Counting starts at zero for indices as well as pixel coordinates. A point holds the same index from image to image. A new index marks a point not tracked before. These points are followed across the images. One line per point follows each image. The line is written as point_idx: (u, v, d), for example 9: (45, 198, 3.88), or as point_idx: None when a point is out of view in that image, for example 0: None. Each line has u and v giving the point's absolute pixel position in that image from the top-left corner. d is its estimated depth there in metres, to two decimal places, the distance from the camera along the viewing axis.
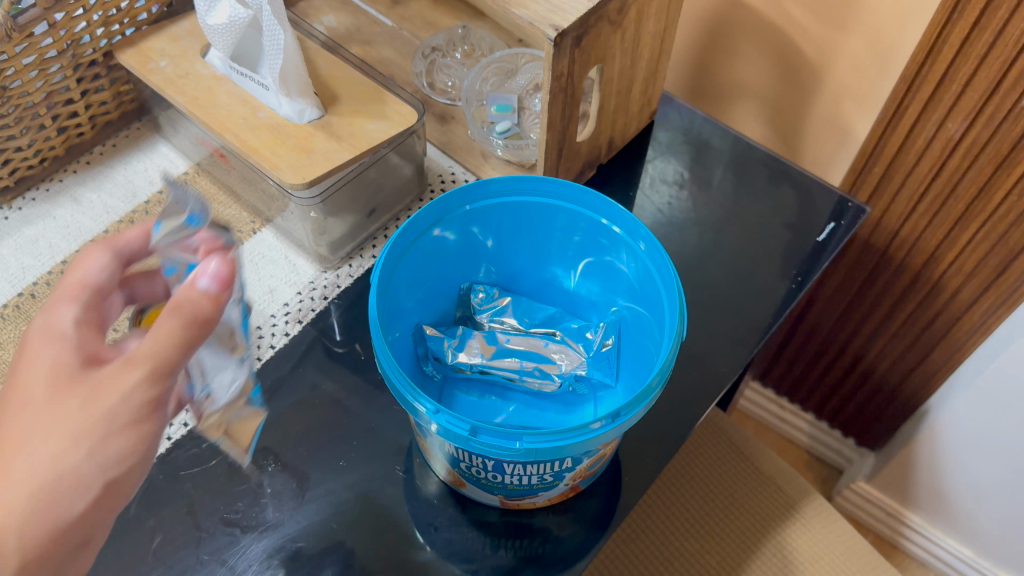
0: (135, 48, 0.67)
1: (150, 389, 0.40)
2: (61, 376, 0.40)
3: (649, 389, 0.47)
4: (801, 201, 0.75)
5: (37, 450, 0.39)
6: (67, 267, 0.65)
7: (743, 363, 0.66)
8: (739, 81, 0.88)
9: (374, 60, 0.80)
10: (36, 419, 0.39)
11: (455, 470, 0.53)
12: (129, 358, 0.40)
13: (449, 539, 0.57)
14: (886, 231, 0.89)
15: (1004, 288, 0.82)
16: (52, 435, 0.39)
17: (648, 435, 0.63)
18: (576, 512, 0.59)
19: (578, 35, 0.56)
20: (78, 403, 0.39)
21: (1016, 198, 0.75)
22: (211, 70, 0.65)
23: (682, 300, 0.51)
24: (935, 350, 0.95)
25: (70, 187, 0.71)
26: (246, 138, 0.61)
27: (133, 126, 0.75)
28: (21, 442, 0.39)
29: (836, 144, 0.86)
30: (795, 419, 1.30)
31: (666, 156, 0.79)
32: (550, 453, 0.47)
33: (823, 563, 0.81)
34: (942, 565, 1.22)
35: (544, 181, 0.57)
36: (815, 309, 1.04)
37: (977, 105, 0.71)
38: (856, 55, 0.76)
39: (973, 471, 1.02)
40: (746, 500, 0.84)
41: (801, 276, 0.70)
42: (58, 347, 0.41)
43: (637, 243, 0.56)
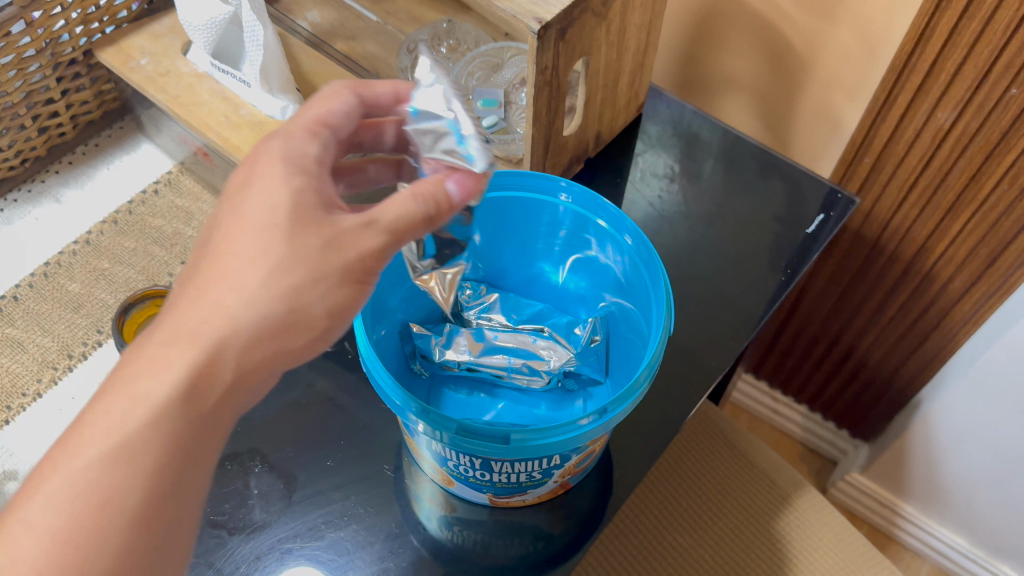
0: (115, 46, 0.66)
1: (377, 260, 0.40)
2: (282, 215, 0.38)
3: (636, 385, 0.47)
4: (790, 192, 0.74)
5: (259, 280, 0.37)
6: (50, 269, 0.65)
7: (734, 356, 0.66)
8: (728, 73, 0.87)
9: (358, 55, 0.79)
10: (263, 248, 0.38)
11: (443, 469, 0.53)
12: (371, 222, 0.40)
13: (440, 538, 0.56)
14: (877, 222, 0.88)
15: (996, 277, 0.82)
16: (268, 263, 0.38)
17: (638, 430, 0.62)
18: (567, 509, 0.59)
19: (562, 28, 0.55)
20: (315, 243, 0.38)
21: (1007, 187, 0.75)
22: (192, 68, 0.65)
23: (668, 292, 0.51)
24: (928, 341, 0.94)
25: (52, 188, 0.70)
26: (229, 136, 0.60)
27: (115, 125, 0.74)
28: (232, 266, 0.38)
29: (826, 134, 0.85)
30: (789, 411, 1.30)
31: (656, 149, 0.79)
32: (536, 450, 0.46)
33: (817, 554, 0.81)
34: (937, 556, 1.22)
35: (530, 176, 0.56)
36: (807, 301, 1.03)
37: (967, 94, 0.71)
38: (844, 45, 0.76)
39: (967, 460, 1.02)
40: (739, 493, 0.84)
41: (791, 268, 0.69)
42: (294, 179, 0.40)
43: (623, 236, 0.56)
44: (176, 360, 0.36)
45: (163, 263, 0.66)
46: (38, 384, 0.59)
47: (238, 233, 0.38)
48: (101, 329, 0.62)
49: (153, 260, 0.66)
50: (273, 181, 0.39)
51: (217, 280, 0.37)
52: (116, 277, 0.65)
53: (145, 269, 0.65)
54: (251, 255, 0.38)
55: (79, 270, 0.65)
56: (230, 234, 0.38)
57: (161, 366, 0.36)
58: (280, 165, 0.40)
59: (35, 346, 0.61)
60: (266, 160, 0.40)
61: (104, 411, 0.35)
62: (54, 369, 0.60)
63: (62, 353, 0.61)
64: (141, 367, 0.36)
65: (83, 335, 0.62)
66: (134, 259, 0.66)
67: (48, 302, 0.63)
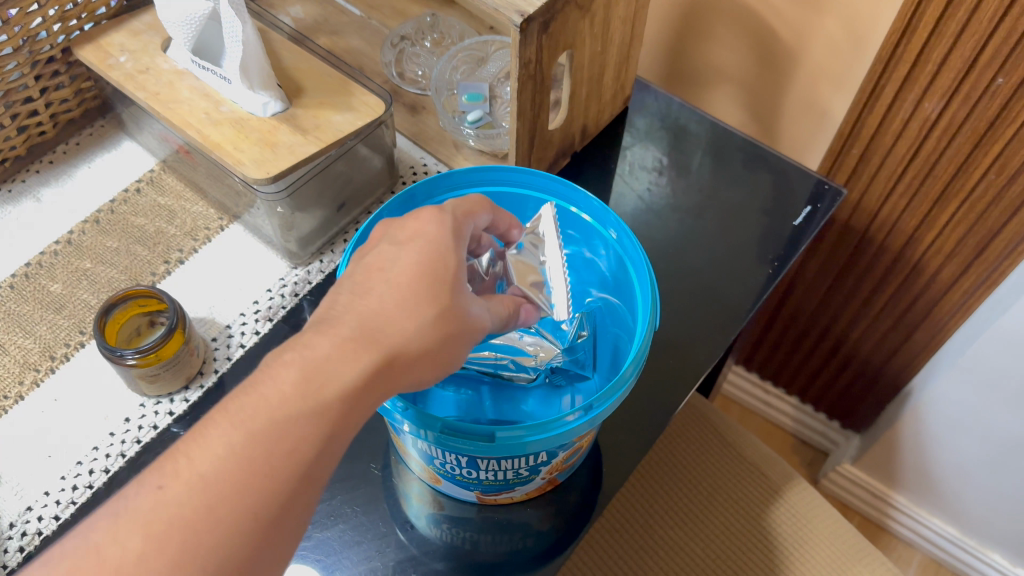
0: (94, 43, 0.65)
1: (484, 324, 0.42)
2: (448, 273, 0.40)
3: (623, 380, 0.47)
4: (777, 184, 0.74)
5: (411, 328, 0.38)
6: (31, 270, 0.64)
7: (722, 349, 0.65)
8: (715, 65, 0.86)
9: (342, 50, 0.78)
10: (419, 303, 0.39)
11: (430, 468, 0.52)
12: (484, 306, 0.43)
13: (428, 536, 0.56)
14: (865, 213, 0.88)
15: (985, 267, 0.82)
16: (434, 308, 0.39)
17: (627, 425, 0.62)
18: (556, 505, 0.58)
19: (545, 20, 0.54)
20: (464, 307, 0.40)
21: (994, 177, 0.75)
22: (173, 65, 0.64)
23: (653, 282, 0.51)
24: (917, 331, 0.94)
25: (33, 188, 0.69)
26: (209, 133, 0.59)
27: (96, 124, 0.74)
28: (399, 304, 0.39)
29: (814, 126, 0.85)
30: (780, 402, 1.30)
31: (644, 142, 0.78)
32: (522, 447, 0.46)
33: (808, 546, 0.81)
34: (929, 545, 1.23)
35: (516, 171, 0.56)
36: (797, 293, 1.03)
37: (953, 84, 0.71)
38: (831, 36, 0.75)
39: (957, 450, 1.02)
40: (729, 486, 0.83)
41: (778, 261, 0.69)
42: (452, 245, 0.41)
43: (607, 231, 0.56)
44: (358, 356, 0.37)
45: (146, 263, 0.65)
46: (20, 387, 0.58)
47: (407, 271, 0.40)
48: (83, 330, 0.61)
49: (135, 260, 0.65)
50: (433, 234, 0.41)
51: (390, 298, 0.39)
52: (98, 277, 0.64)
53: (128, 268, 0.65)
54: (414, 294, 0.39)
55: (61, 271, 0.64)
56: (402, 266, 0.40)
57: (342, 359, 0.36)
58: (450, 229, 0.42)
59: (16, 348, 0.60)
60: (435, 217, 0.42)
61: (278, 377, 0.35)
62: (36, 370, 0.59)
63: (44, 355, 0.60)
64: (323, 352, 0.36)
65: (65, 336, 0.61)
66: (116, 259, 0.65)
67: (30, 303, 0.62)
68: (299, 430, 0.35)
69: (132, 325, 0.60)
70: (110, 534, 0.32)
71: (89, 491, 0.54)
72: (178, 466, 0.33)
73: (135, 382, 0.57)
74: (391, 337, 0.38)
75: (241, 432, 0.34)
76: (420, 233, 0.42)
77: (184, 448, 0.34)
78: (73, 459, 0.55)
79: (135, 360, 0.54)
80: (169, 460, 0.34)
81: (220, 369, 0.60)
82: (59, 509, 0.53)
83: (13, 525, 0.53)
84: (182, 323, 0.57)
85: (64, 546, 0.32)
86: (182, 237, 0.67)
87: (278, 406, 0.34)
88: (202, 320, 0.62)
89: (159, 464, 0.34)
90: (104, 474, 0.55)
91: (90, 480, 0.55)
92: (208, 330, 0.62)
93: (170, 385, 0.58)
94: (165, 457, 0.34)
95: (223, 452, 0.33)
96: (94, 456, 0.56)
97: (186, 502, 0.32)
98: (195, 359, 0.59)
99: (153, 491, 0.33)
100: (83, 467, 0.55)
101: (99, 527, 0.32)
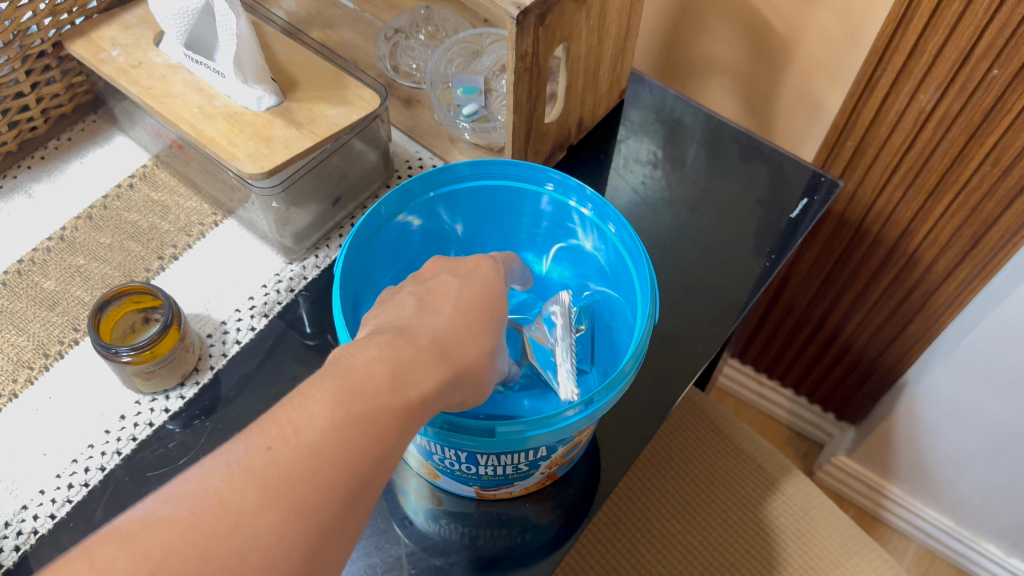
0: (85, 38, 0.64)
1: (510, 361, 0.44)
2: (498, 312, 0.43)
3: (623, 375, 0.46)
4: (773, 176, 0.74)
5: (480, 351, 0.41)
6: (23, 267, 0.63)
7: (719, 342, 0.65)
8: (709, 57, 0.86)
9: (335, 44, 0.78)
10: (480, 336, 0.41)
11: (428, 463, 0.52)
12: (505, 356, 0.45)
13: (427, 532, 0.56)
14: (861, 205, 0.88)
15: (980, 258, 0.82)
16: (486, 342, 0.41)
17: (624, 418, 0.62)
18: (555, 499, 0.58)
19: (541, 13, 0.54)
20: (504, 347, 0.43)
21: (989, 168, 0.75)
22: (165, 59, 0.63)
23: (653, 280, 0.50)
24: (912, 323, 0.95)
25: (25, 184, 0.68)
26: (203, 127, 0.59)
27: (88, 118, 0.73)
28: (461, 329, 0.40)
29: (809, 117, 0.85)
30: (775, 395, 1.30)
31: (639, 135, 0.78)
32: (521, 442, 0.46)
33: (805, 538, 0.81)
34: (924, 536, 1.23)
35: (515, 165, 0.56)
36: (791, 285, 1.03)
37: (949, 75, 0.71)
38: (826, 28, 0.75)
39: (951, 440, 1.02)
40: (726, 478, 0.83)
41: (775, 253, 0.69)
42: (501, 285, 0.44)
43: (606, 224, 0.55)
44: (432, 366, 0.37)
45: (140, 259, 0.65)
46: (14, 384, 0.58)
47: (471, 300, 0.42)
48: (78, 327, 0.61)
49: (129, 256, 0.65)
50: (491, 275, 0.45)
51: (458, 323, 0.41)
52: (92, 274, 0.64)
53: (122, 264, 0.64)
54: (475, 323, 0.41)
55: (53, 267, 0.64)
56: (465, 295, 0.42)
57: (422, 367, 0.37)
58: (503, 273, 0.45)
59: (9, 345, 0.60)
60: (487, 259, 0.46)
61: (368, 366, 0.35)
62: (30, 368, 0.59)
63: (38, 352, 0.59)
64: (407, 355, 0.37)
65: (59, 333, 0.60)
66: (110, 256, 0.65)
67: (22, 300, 0.62)
68: (387, 421, 0.35)
69: (126, 322, 0.59)
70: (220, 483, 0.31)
71: (85, 489, 0.54)
72: (285, 431, 0.33)
73: (130, 380, 0.56)
74: (461, 357, 0.39)
75: (343, 409, 0.34)
76: (478, 272, 0.45)
77: (288, 415, 0.33)
78: (68, 457, 0.55)
79: (130, 357, 0.53)
80: (275, 423, 0.33)
81: (216, 365, 0.60)
82: (55, 508, 0.53)
83: (9, 524, 0.52)
84: (177, 320, 0.56)
85: (175, 490, 0.31)
86: (176, 232, 0.66)
87: (372, 394, 0.35)
88: (197, 317, 0.62)
89: (263, 425, 0.33)
90: (100, 472, 0.55)
91: (86, 478, 0.54)
92: (203, 327, 0.62)
93: (166, 382, 0.58)
94: (270, 419, 0.33)
95: (326, 424, 0.33)
96: (90, 454, 0.55)
97: (294, 463, 0.32)
98: (191, 356, 0.58)
99: (263, 451, 0.32)
100: (79, 464, 0.55)
101: (215, 475, 0.31)
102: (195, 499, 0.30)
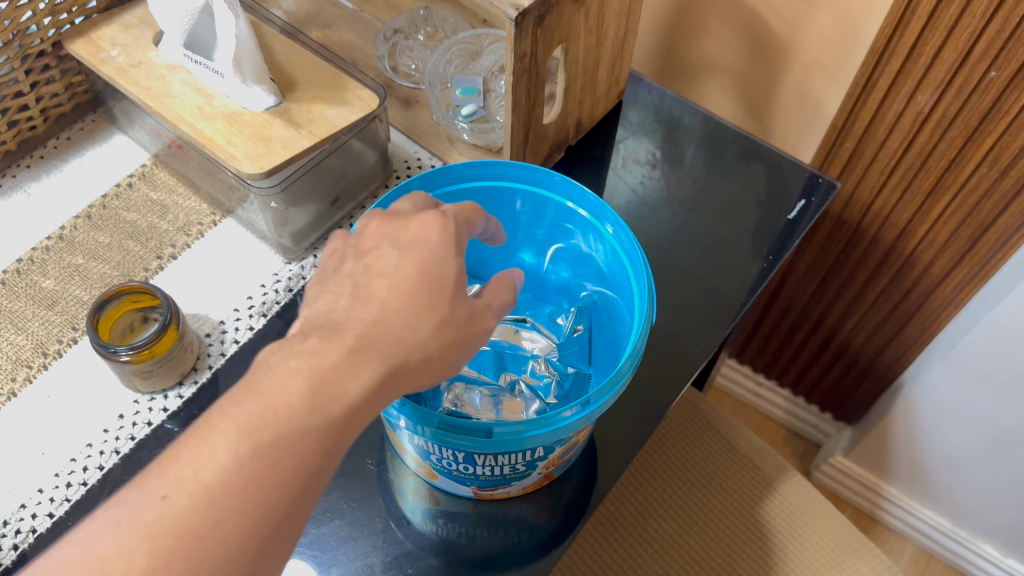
0: (84, 37, 0.64)
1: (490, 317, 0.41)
2: (447, 282, 0.39)
3: (619, 375, 0.46)
4: (771, 177, 0.74)
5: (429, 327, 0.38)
6: (22, 266, 0.63)
7: (716, 343, 0.65)
8: (707, 58, 0.86)
9: (334, 44, 0.78)
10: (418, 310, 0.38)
11: (426, 463, 0.52)
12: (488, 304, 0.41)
13: (424, 532, 0.56)
14: (858, 206, 0.88)
15: (977, 259, 0.82)
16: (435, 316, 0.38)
17: (622, 419, 0.62)
18: (552, 499, 0.58)
19: (540, 14, 0.54)
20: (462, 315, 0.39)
21: (986, 170, 0.75)
22: (165, 59, 0.63)
23: (651, 283, 0.51)
24: (910, 323, 0.95)
25: (23, 183, 0.68)
26: (202, 127, 0.59)
27: (87, 118, 0.73)
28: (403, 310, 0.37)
29: (807, 118, 0.85)
30: (772, 395, 1.30)
31: (637, 136, 0.78)
32: (519, 443, 0.46)
33: (802, 538, 0.81)
34: (920, 536, 1.23)
35: (513, 166, 0.56)
36: (789, 286, 1.04)
37: (947, 77, 0.71)
38: (825, 30, 0.75)
39: (948, 441, 1.02)
40: (723, 477, 0.84)
41: (773, 254, 0.69)
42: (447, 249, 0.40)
43: (605, 225, 0.55)
44: (361, 371, 0.36)
45: (139, 258, 0.65)
46: (13, 384, 0.58)
47: (409, 273, 0.38)
48: (77, 326, 0.61)
49: (128, 255, 0.65)
50: (439, 235, 0.40)
51: (394, 305, 0.37)
52: (90, 273, 0.64)
53: (121, 264, 0.64)
54: (416, 300, 0.38)
55: (53, 267, 0.64)
56: (403, 272, 0.38)
57: (349, 371, 0.36)
58: (452, 237, 0.40)
59: (9, 345, 0.60)
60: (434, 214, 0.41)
61: (283, 385, 0.35)
62: (29, 367, 0.59)
63: (37, 351, 0.60)
64: (330, 362, 0.36)
65: (58, 333, 0.61)
66: (109, 255, 0.65)
67: (21, 299, 0.62)
68: (300, 446, 0.34)
69: (125, 322, 0.59)
70: (115, 544, 0.32)
71: (83, 488, 0.54)
72: (183, 475, 0.33)
73: (128, 379, 0.56)
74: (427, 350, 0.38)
75: (247, 442, 0.34)
76: (422, 235, 0.40)
77: (190, 453, 0.34)
78: (67, 456, 0.55)
79: (128, 356, 0.53)
80: (173, 466, 0.33)
81: (215, 365, 0.60)
82: (53, 507, 0.53)
83: (7, 522, 0.52)
84: (175, 319, 0.56)
85: (64, 555, 0.32)
86: (175, 232, 0.66)
87: (283, 420, 0.34)
88: (196, 316, 0.62)
89: (162, 471, 0.33)
90: (99, 471, 0.55)
91: (85, 477, 0.54)
92: (202, 326, 0.62)
93: (165, 381, 0.58)
94: (169, 461, 0.34)
95: (228, 463, 0.33)
96: (88, 453, 0.55)
97: (192, 515, 0.32)
98: (190, 355, 0.59)
99: (157, 502, 0.33)
100: (78, 464, 0.55)
101: (101, 539, 0.32)
102: (85, 565, 0.32)
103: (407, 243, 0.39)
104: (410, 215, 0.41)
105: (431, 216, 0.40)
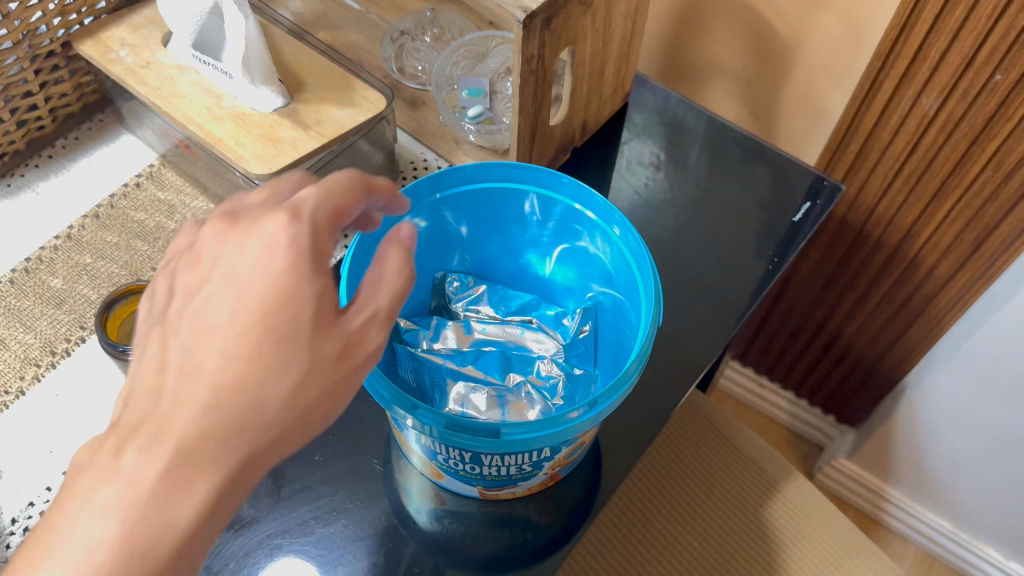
0: (94, 37, 0.65)
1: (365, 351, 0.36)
2: (307, 316, 0.34)
3: (626, 377, 0.47)
4: (776, 179, 0.74)
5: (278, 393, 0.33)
6: (30, 265, 0.64)
7: (720, 345, 0.65)
8: (712, 60, 0.86)
9: (341, 45, 0.78)
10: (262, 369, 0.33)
11: (432, 463, 0.53)
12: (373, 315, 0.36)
13: (429, 531, 0.56)
14: (863, 208, 0.88)
15: (981, 262, 0.83)
16: (283, 375, 0.33)
17: (627, 420, 0.62)
18: (556, 500, 0.58)
19: (548, 16, 0.54)
20: (333, 352, 0.35)
21: (991, 173, 0.75)
22: (173, 59, 0.64)
23: (657, 285, 0.51)
24: (913, 326, 0.95)
25: (32, 182, 0.69)
26: (211, 128, 0.59)
27: (95, 118, 0.73)
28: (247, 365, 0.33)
29: (812, 121, 0.85)
30: (775, 396, 1.31)
31: (641, 137, 0.78)
32: (526, 443, 0.46)
33: (805, 539, 0.81)
34: (922, 539, 1.24)
35: (520, 167, 0.56)
36: (792, 288, 1.04)
37: (952, 80, 0.71)
38: (830, 32, 0.75)
39: (951, 444, 1.02)
40: (726, 480, 0.84)
41: (778, 257, 0.69)
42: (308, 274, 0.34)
43: (612, 227, 0.55)
44: (191, 483, 0.32)
45: (147, 258, 0.65)
46: (22, 382, 0.58)
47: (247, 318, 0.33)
48: (84, 325, 0.61)
49: (136, 255, 0.65)
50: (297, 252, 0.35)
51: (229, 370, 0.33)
52: (98, 273, 0.64)
53: (129, 263, 0.65)
54: (254, 358, 0.33)
55: (61, 266, 0.64)
56: (248, 310, 0.34)
57: (170, 489, 0.32)
58: (305, 252, 0.35)
59: (17, 343, 0.60)
60: (276, 230, 0.35)
61: (86, 527, 0.31)
62: (37, 366, 0.59)
63: (45, 350, 0.60)
64: (150, 479, 0.32)
65: (66, 331, 0.61)
66: (116, 254, 0.65)
67: (29, 298, 0.62)
68: None
69: None
70: None
71: None
72: None
73: None
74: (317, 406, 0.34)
75: None
76: (276, 255, 0.35)
77: None
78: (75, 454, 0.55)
79: None
80: None
81: None
82: None
83: (16, 520, 0.53)
84: None
85: None
86: (182, 232, 0.67)
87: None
88: None
89: None
90: None
91: None
92: None
93: None
94: None
95: None
96: None
97: None
98: None
99: None
100: None
101: None
102: None
103: (253, 259, 0.35)
104: (256, 221, 0.36)
105: (282, 220, 0.35)
